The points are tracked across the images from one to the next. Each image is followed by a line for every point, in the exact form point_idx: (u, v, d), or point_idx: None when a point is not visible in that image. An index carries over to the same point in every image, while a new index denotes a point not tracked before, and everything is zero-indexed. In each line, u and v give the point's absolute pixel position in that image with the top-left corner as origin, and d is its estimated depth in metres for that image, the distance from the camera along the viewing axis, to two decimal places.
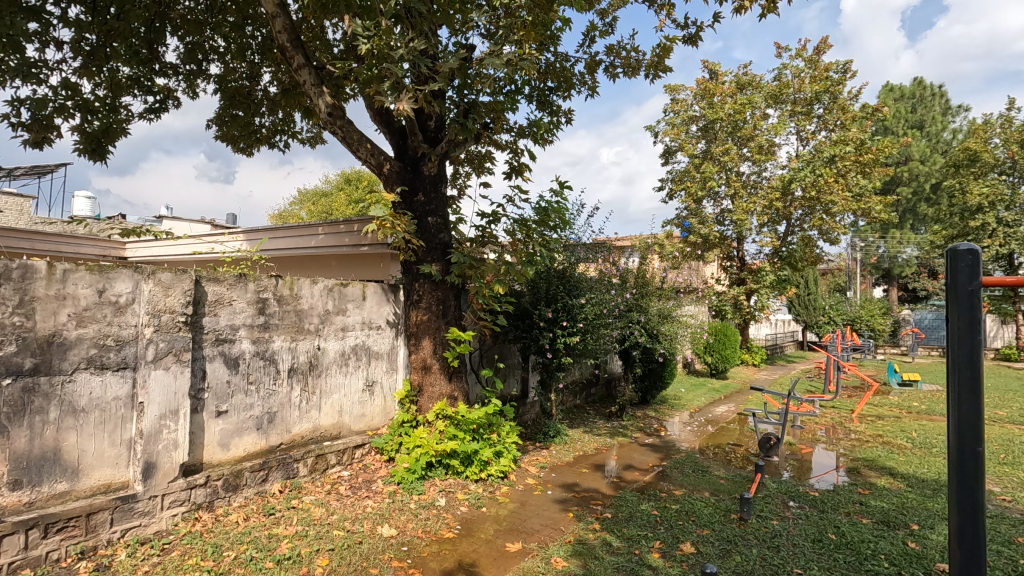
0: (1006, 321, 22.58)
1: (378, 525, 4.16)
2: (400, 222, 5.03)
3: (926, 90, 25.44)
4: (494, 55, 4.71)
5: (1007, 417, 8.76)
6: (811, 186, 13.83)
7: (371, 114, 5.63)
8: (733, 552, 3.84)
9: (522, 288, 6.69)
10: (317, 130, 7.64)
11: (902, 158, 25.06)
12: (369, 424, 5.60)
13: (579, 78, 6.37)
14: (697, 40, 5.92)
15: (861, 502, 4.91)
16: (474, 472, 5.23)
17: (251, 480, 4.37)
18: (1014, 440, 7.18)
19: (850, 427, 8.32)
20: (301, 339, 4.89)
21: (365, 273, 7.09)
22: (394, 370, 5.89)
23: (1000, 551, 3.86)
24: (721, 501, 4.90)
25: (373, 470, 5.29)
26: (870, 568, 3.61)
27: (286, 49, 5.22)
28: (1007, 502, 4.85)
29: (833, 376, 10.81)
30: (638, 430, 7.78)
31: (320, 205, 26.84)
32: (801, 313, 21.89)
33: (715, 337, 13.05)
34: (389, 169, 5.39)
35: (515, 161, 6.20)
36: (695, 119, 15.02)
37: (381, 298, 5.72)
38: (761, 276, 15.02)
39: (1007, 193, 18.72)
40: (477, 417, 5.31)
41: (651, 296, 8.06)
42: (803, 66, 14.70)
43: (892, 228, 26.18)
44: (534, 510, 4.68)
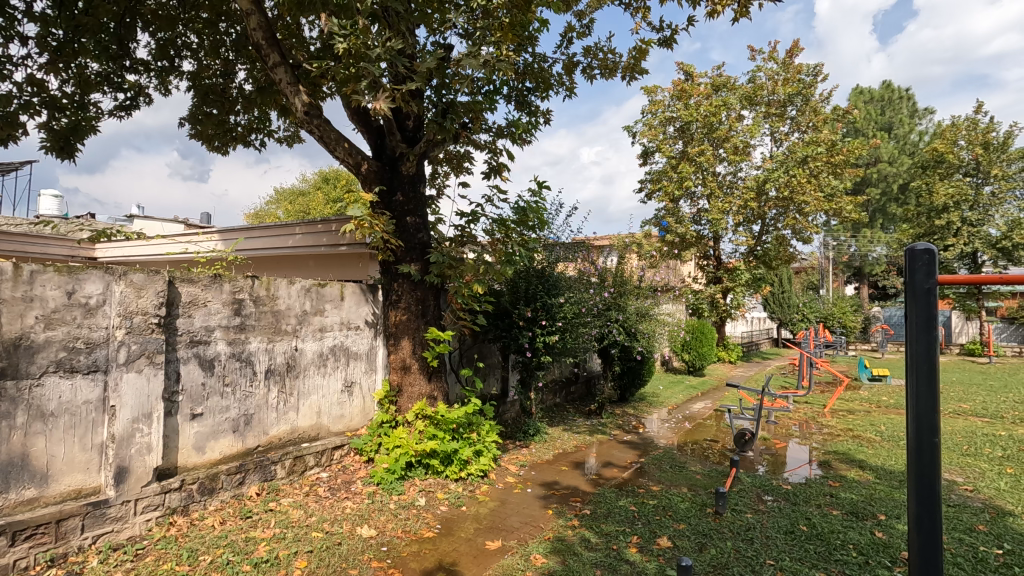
0: (971, 318, 23.34)
1: (357, 526, 4.15)
2: (378, 222, 5.01)
3: (894, 93, 26.16)
4: (472, 55, 4.73)
5: (971, 410, 9.07)
6: (785, 187, 14.13)
7: (348, 113, 5.59)
8: (709, 545, 3.92)
9: (502, 287, 6.70)
10: (293, 128, 7.57)
11: (872, 159, 25.72)
12: (348, 425, 5.58)
13: (557, 78, 6.41)
14: (672, 42, 6.00)
15: (831, 494, 5.06)
16: (454, 472, 5.24)
17: (227, 483, 4.31)
18: (977, 432, 7.44)
19: (822, 421, 8.53)
20: (279, 339, 4.85)
21: (343, 273, 7.03)
22: (373, 370, 5.87)
23: (962, 538, 4.00)
24: (697, 496, 5.01)
25: (352, 471, 5.26)
26: (839, 558, 3.73)
27: (261, 46, 5.16)
28: (969, 492, 5.03)
29: (806, 372, 11.06)
30: (617, 428, 7.88)
31: (297, 204, 26.51)
32: (776, 311, 22.33)
33: (692, 334, 13.23)
34: (367, 169, 5.38)
35: (494, 161, 6.21)
36: (672, 119, 15.22)
37: (359, 298, 5.70)
38: (737, 274, 15.28)
39: (971, 194, 19.37)
40: (457, 416, 5.31)
41: (629, 295, 8.15)
42: (776, 69, 14.99)
43: (863, 227, 26.86)
44: (514, 508, 4.71)
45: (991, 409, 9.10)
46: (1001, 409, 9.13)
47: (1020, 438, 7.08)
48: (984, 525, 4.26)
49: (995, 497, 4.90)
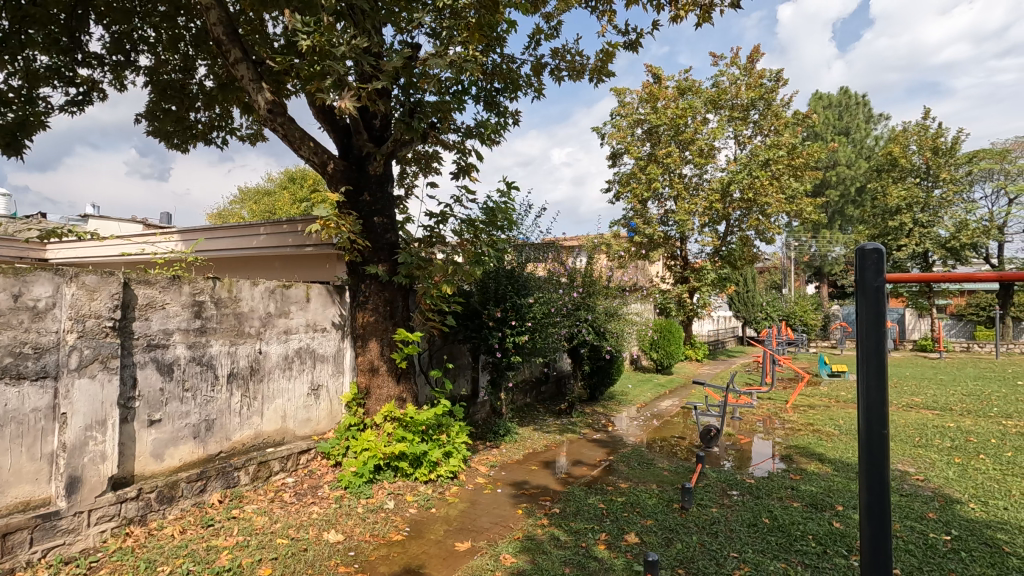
0: (923, 315, 24.37)
1: (324, 531, 4.08)
2: (344, 222, 4.94)
3: (851, 99, 27.12)
4: (440, 55, 4.71)
5: (922, 403, 9.47)
6: (748, 189, 14.50)
7: (314, 112, 5.50)
8: (675, 540, 3.99)
9: (471, 288, 6.67)
10: (256, 126, 7.39)
11: (831, 162, 26.60)
12: (315, 429, 5.48)
13: (525, 79, 6.43)
14: (638, 46, 6.09)
15: (792, 487, 5.22)
16: (423, 474, 5.20)
17: (187, 491, 4.18)
18: (928, 424, 7.77)
19: (785, 417, 8.78)
20: (241, 342, 4.73)
21: (310, 274, 6.89)
22: (340, 373, 5.79)
23: (913, 526, 4.17)
24: (664, 492, 5.10)
25: (319, 476, 5.16)
26: (799, 548, 3.84)
27: (222, 42, 5.03)
28: (921, 482, 5.25)
29: (769, 369, 11.36)
30: (587, 427, 7.95)
31: (262, 204, 25.84)
32: (741, 309, 22.84)
33: (660, 333, 13.44)
34: (333, 168, 5.31)
35: (462, 161, 6.19)
36: (640, 122, 15.47)
37: (326, 300, 5.61)
38: (703, 274, 15.61)
39: (922, 197, 20.25)
40: (426, 418, 5.27)
41: (598, 295, 8.23)
42: (739, 73, 15.36)
43: (823, 228, 27.77)
44: (484, 509, 4.71)
45: (940, 402, 9.53)
46: (950, 402, 9.57)
47: (967, 429, 7.43)
48: (934, 513, 4.45)
49: (944, 486, 5.13)
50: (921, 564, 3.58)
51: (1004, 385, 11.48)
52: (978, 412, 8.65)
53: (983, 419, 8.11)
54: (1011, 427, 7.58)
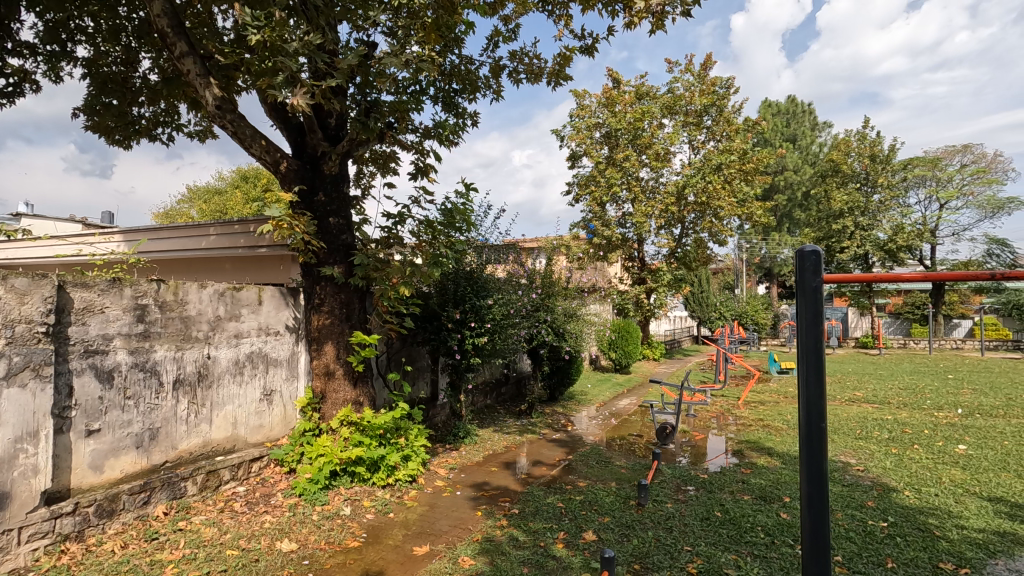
0: (864, 314, 25.65)
1: (276, 540, 3.96)
2: (298, 223, 4.82)
3: (798, 107, 28.30)
4: (396, 54, 4.66)
5: (863, 398, 9.96)
6: (702, 193, 14.94)
7: (265, 109, 5.34)
8: (631, 536, 4.07)
9: (430, 289, 6.61)
10: (206, 123, 7.13)
11: (779, 167, 27.71)
12: (267, 436, 5.31)
13: (484, 81, 6.43)
14: (594, 51, 6.18)
15: (743, 481, 5.40)
16: (381, 478, 5.12)
17: (130, 503, 3.97)
18: (869, 417, 8.19)
19: (737, 413, 9.08)
20: (188, 347, 4.55)
21: (262, 276, 6.70)
22: (295, 377, 5.63)
23: (854, 514, 4.39)
24: (622, 489, 5.19)
25: (271, 483, 5.00)
26: (749, 540, 3.98)
27: (166, 35, 4.83)
28: (861, 472, 5.52)
29: (723, 367, 11.71)
30: (546, 427, 8.01)
31: (212, 203, 24.85)
32: (696, 309, 23.42)
33: (618, 333, 13.65)
34: (286, 167, 5.19)
35: (421, 162, 6.15)
36: (598, 126, 15.71)
37: (279, 303, 5.46)
38: (660, 275, 16.01)
39: (863, 202, 21.33)
40: (384, 422, 5.18)
41: (557, 296, 8.31)
42: (693, 80, 15.80)
43: (773, 231, 28.86)
44: (443, 512, 4.68)
45: (879, 396, 10.05)
46: (888, 395, 10.11)
47: (903, 421, 7.86)
48: (873, 501, 4.69)
49: (882, 475, 5.42)
50: (860, 549, 3.76)
51: (936, 378, 12.20)
52: (913, 405, 9.16)
53: (918, 412, 8.60)
54: (941, 418, 8.06)
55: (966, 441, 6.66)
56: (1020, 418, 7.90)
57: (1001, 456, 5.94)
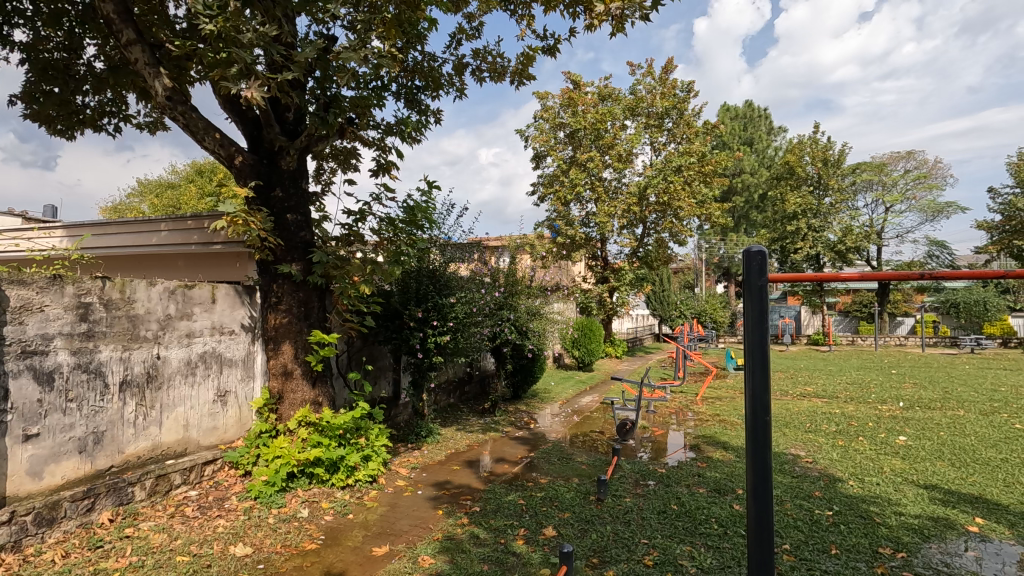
0: (816, 313, 26.67)
1: (230, 545, 3.86)
2: (253, 219, 4.67)
3: (754, 112, 29.21)
4: (356, 48, 4.58)
5: (814, 392, 10.36)
6: (663, 193, 15.25)
7: (219, 101, 5.18)
8: (590, 531, 4.13)
9: (392, 287, 6.54)
10: (156, 114, 6.87)
11: (737, 170, 28.53)
12: (221, 438, 5.16)
13: (447, 79, 6.40)
14: (556, 51, 6.24)
15: (699, 474, 5.56)
16: (340, 479, 5.04)
17: (72, 511, 3.79)
18: (819, 411, 8.54)
19: (695, 409, 9.31)
20: (136, 347, 4.38)
21: (217, 273, 6.50)
22: (250, 378, 5.49)
23: (802, 504, 4.58)
24: (582, 485, 5.26)
25: (225, 487, 4.85)
26: (703, 531, 4.09)
27: (112, 21, 4.62)
28: (810, 464, 5.76)
29: (682, 364, 11.99)
30: (509, 425, 8.04)
31: (164, 198, 23.82)
32: (657, 308, 23.82)
33: (581, 332, 13.78)
34: (241, 161, 5.06)
35: (382, 159, 6.07)
36: (562, 126, 15.82)
37: (234, 301, 5.31)
38: (622, 274, 16.26)
39: (815, 204, 22.14)
40: (344, 422, 5.10)
41: (520, 295, 8.32)
42: (654, 83, 16.11)
43: (730, 231, 29.72)
44: (404, 512, 4.64)
45: (828, 391, 10.50)
46: (837, 390, 10.57)
47: (850, 415, 8.23)
48: (820, 491, 4.89)
49: (829, 466, 5.66)
50: (807, 538, 3.92)
51: (880, 373, 12.80)
52: (860, 398, 9.61)
53: (863, 405, 9.03)
54: (885, 411, 8.48)
55: (906, 433, 7.03)
56: (955, 410, 8.39)
57: (937, 446, 6.30)
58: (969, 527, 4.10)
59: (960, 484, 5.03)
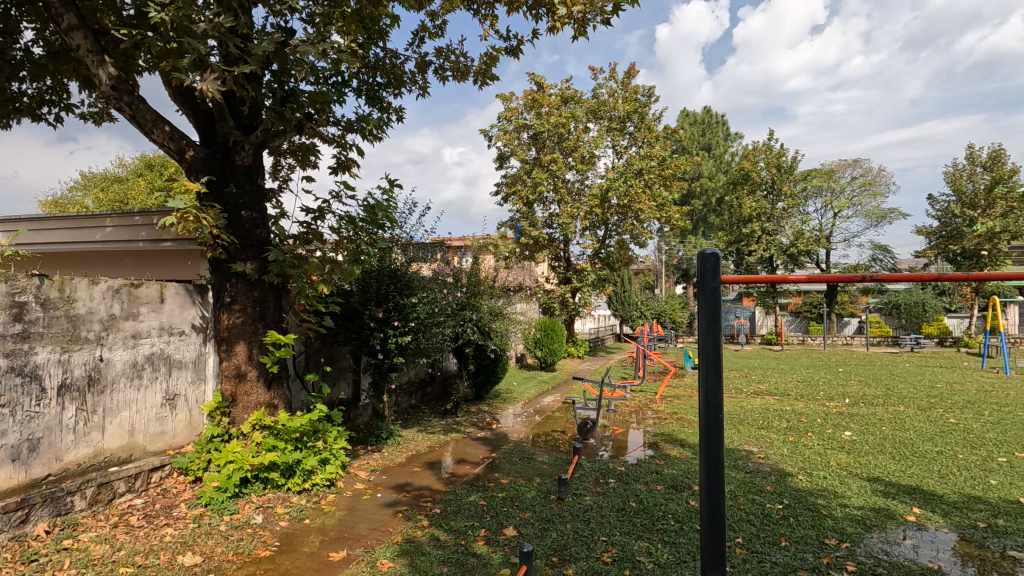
0: (769, 313, 27.63)
1: (178, 554, 3.71)
2: (206, 215, 4.49)
3: (712, 118, 30.03)
4: (314, 42, 4.47)
5: (767, 390, 10.73)
6: (624, 196, 15.51)
7: (170, 93, 4.98)
8: (550, 529, 4.16)
9: (351, 287, 6.43)
10: (101, 105, 6.55)
11: (695, 174, 29.29)
12: (170, 443, 4.95)
13: (409, 77, 6.33)
14: (519, 52, 6.26)
15: (657, 471, 5.67)
16: (297, 484, 4.91)
17: (4, 523, 3.55)
18: (771, 408, 8.85)
19: (654, 407, 9.50)
20: (77, 349, 4.16)
21: (166, 272, 6.24)
22: (201, 381, 5.29)
23: (754, 498, 4.74)
24: (543, 484, 5.29)
25: (174, 494, 4.66)
26: (660, 527, 4.18)
27: (51, 5, 4.38)
28: (762, 459, 5.96)
29: (642, 364, 12.21)
30: (471, 425, 8.01)
31: (110, 193, 22.65)
32: (619, 309, 24.19)
33: (543, 332, 13.87)
34: (192, 155, 4.87)
35: (342, 156, 5.96)
36: (525, 127, 15.87)
37: (183, 301, 5.11)
38: (584, 275, 16.44)
39: (769, 208, 22.94)
40: (300, 425, 4.97)
41: (483, 295, 8.30)
42: (616, 87, 16.36)
43: (689, 234, 30.46)
44: (362, 515, 4.56)
45: (780, 388, 10.89)
46: (788, 388, 10.97)
47: (800, 411, 8.57)
48: (771, 485, 5.07)
49: (780, 461, 5.88)
50: (758, 531, 4.06)
51: (828, 371, 13.37)
52: (809, 396, 10.01)
53: (812, 402, 9.41)
54: (832, 407, 8.86)
55: (851, 428, 7.37)
56: (896, 406, 8.84)
57: (879, 440, 6.63)
58: (908, 517, 4.32)
59: (900, 476, 5.30)
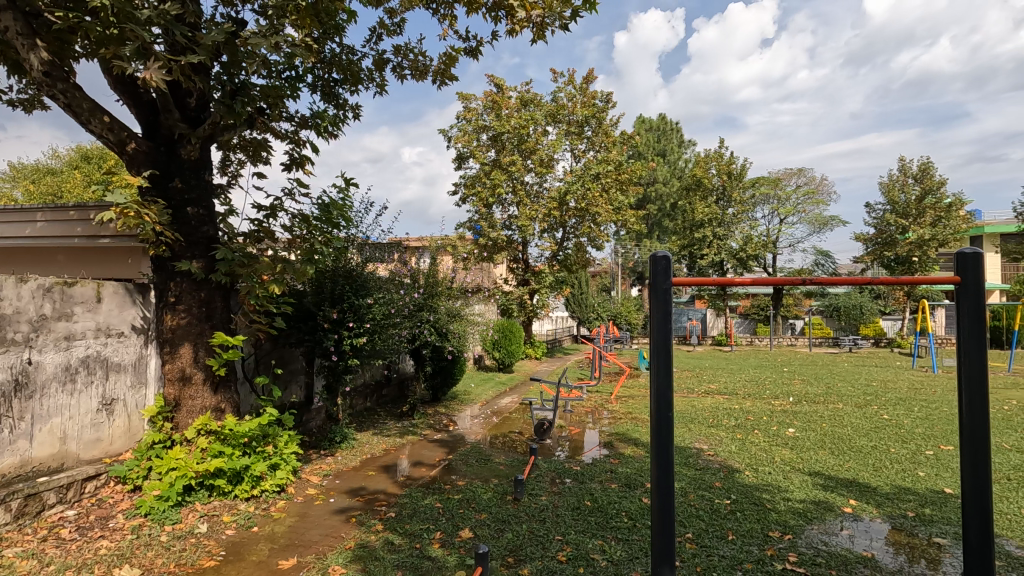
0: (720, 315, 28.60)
1: (114, 568, 3.52)
2: (147, 211, 4.27)
3: (667, 125, 30.84)
4: (267, 35, 4.34)
5: (717, 390, 11.09)
6: (582, 199, 15.74)
7: (110, 81, 4.74)
8: (506, 530, 4.17)
9: (305, 287, 6.26)
10: (34, 91, 6.16)
11: (651, 179, 30.01)
12: (106, 451, 4.69)
13: (366, 74, 6.23)
14: (479, 53, 6.25)
15: (611, 470, 5.78)
16: (244, 490, 4.74)
17: None
18: (721, 407, 9.16)
19: (609, 407, 9.67)
20: (3, 351, 3.89)
21: (105, 270, 5.93)
22: (142, 385, 5.04)
23: (704, 494, 4.88)
24: (499, 485, 5.29)
25: (110, 504, 4.42)
26: (614, 525, 4.25)
27: None
28: (711, 456, 6.16)
29: (598, 364, 12.40)
30: (428, 427, 7.94)
31: (41, 185, 21.26)
32: (576, 310, 24.51)
33: (501, 333, 13.89)
34: (134, 148, 4.65)
35: (296, 153, 5.80)
36: (484, 128, 15.87)
37: (123, 301, 4.86)
38: (542, 277, 16.55)
39: (720, 214, 23.73)
40: (249, 429, 4.80)
41: (441, 296, 8.23)
42: (575, 92, 16.58)
43: (645, 237, 31.17)
44: (314, 521, 4.45)
45: (729, 388, 11.29)
46: (737, 387, 11.38)
47: (747, 410, 8.90)
48: (720, 481, 5.25)
49: (728, 458, 6.09)
50: (706, 525, 4.19)
51: (773, 371, 13.96)
52: (756, 394, 10.42)
53: (759, 400, 9.80)
54: (777, 405, 9.26)
55: (794, 425, 7.72)
56: (835, 404, 9.31)
57: (820, 436, 6.97)
58: (845, 508, 4.56)
59: (838, 470, 5.58)
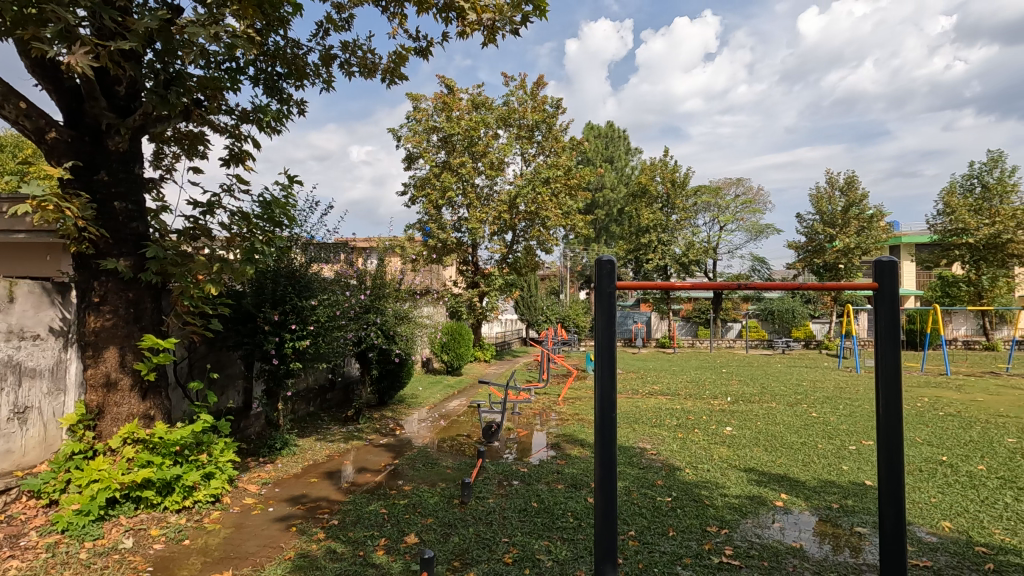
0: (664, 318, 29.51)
1: None
2: (69, 205, 3.98)
3: (615, 132, 31.60)
4: (205, 24, 4.16)
5: (660, 391, 11.43)
6: (531, 203, 15.90)
7: (27, 64, 4.40)
8: (452, 534, 4.14)
9: (244, 288, 6.01)
10: None
11: (599, 185, 30.64)
12: (18, 463, 4.33)
13: (312, 69, 6.06)
14: (429, 54, 6.20)
15: (558, 471, 5.85)
16: (175, 501, 4.49)
17: None
18: (663, 407, 9.46)
19: (557, 409, 9.79)
20: None
21: (20, 268, 5.48)
22: (60, 391, 4.69)
23: (646, 492, 5.02)
24: (446, 489, 5.25)
25: (22, 520, 4.08)
26: (560, 525, 4.30)
27: None
28: (654, 455, 6.35)
29: (546, 367, 12.52)
30: (374, 432, 7.77)
31: None
32: (525, 313, 24.67)
33: (450, 335, 13.77)
34: (55, 137, 4.33)
35: (236, 148, 5.57)
36: (435, 129, 15.75)
37: (39, 301, 4.51)
38: (492, 280, 16.57)
39: (664, 220, 24.48)
40: (181, 437, 4.56)
41: (388, 298, 8.10)
42: (525, 96, 16.73)
43: (593, 242, 31.78)
44: (251, 532, 4.26)
45: (672, 389, 11.67)
46: (678, 388, 11.78)
47: (688, 409, 9.23)
48: (661, 480, 5.41)
49: (669, 457, 6.29)
50: (648, 523, 4.31)
51: (713, 372, 14.54)
52: (697, 395, 10.82)
53: (699, 401, 10.19)
54: (716, 405, 9.65)
55: (731, 423, 8.07)
56: (769, 403, 9.79)
57: (754, 434, 7.31)
58: (777, 502, 4.80)
59: (771, 465, 5.87)
